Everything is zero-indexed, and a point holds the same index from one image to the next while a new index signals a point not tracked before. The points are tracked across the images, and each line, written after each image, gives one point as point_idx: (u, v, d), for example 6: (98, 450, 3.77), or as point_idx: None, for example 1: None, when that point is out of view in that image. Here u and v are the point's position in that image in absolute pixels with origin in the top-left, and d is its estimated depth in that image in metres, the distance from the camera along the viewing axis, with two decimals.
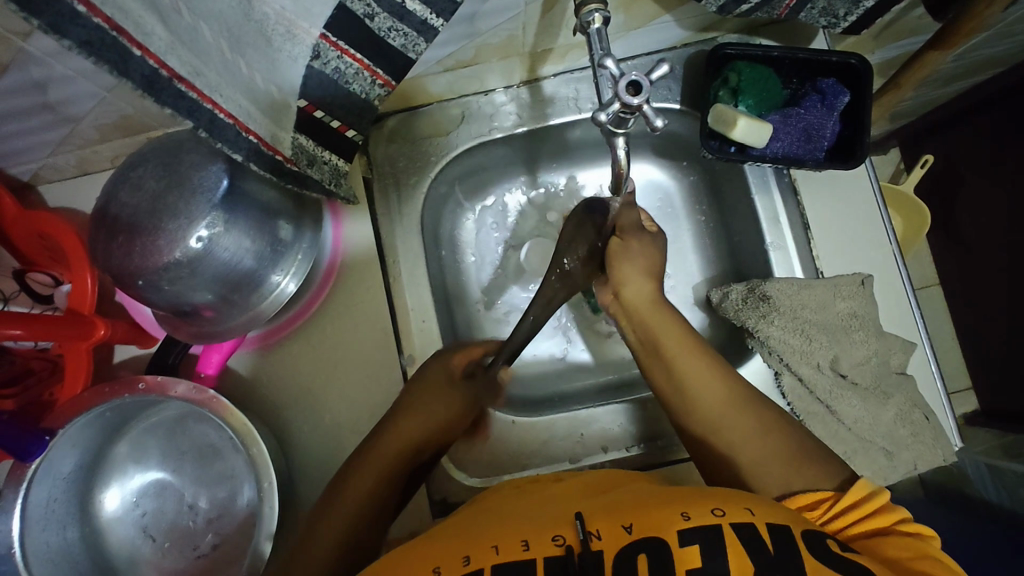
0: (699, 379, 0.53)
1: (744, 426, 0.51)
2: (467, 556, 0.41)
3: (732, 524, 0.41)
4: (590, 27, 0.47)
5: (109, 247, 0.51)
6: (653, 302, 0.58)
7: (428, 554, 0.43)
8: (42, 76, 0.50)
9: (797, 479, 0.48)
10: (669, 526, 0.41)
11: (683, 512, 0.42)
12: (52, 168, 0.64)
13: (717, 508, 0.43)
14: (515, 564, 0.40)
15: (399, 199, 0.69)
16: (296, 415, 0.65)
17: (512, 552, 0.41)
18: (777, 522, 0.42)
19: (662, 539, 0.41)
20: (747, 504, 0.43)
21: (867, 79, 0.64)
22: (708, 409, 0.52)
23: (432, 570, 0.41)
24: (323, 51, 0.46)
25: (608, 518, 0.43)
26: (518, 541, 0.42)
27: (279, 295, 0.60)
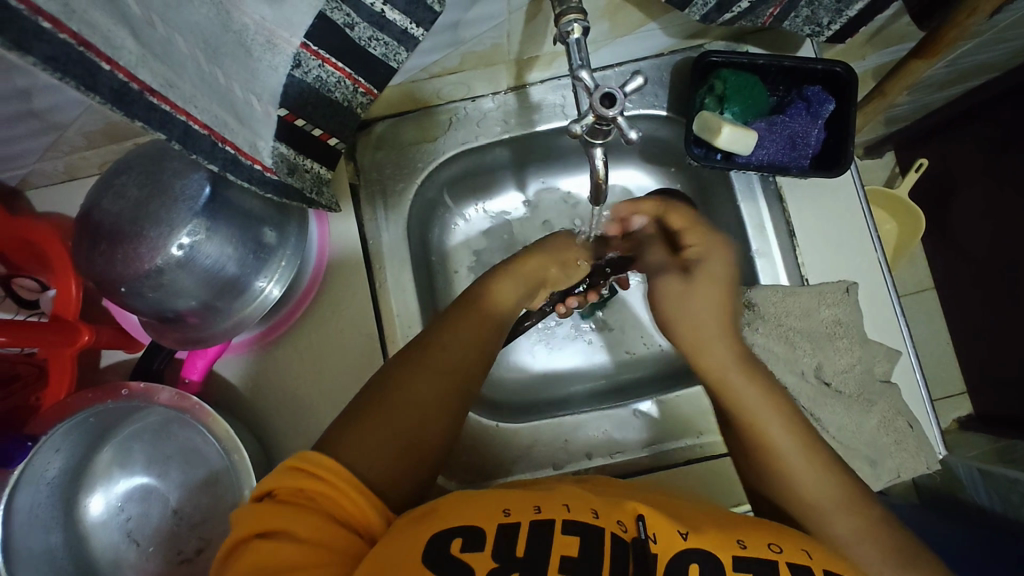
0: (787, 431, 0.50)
1: (807, 480, 0.49)
2: (536, 505, 0.43)
3: (789, 562, 0.42)
4: (569, 37, 0.47)
5: (91, 254, 0.52)
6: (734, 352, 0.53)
7: (501, 497, 0.44)
8: (26, 85, 0.50)
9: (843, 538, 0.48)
10: (727, 549, 0.42)
11: (740, 540, 0.43)
12: (40, 174, 0.64)
13: (774, 543, 0.43)
14: (583, 525, 0.41)
15: (386, 205, 0.70)
16: (281, 420, 0.65)
17: (581, 515, 0.42)
18: (834, 569, 0.43)
19: (719, 559, 0.41)
20: (803, 545, 0.44)
21: (852, 87, 0.64)
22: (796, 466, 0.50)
23: (502, 510, 0.42)
24: (304, 60, 0.46)
25: (664, 520, 0.43)
26: (588, 509, 0.43)
27: (264, 301, 0.60)
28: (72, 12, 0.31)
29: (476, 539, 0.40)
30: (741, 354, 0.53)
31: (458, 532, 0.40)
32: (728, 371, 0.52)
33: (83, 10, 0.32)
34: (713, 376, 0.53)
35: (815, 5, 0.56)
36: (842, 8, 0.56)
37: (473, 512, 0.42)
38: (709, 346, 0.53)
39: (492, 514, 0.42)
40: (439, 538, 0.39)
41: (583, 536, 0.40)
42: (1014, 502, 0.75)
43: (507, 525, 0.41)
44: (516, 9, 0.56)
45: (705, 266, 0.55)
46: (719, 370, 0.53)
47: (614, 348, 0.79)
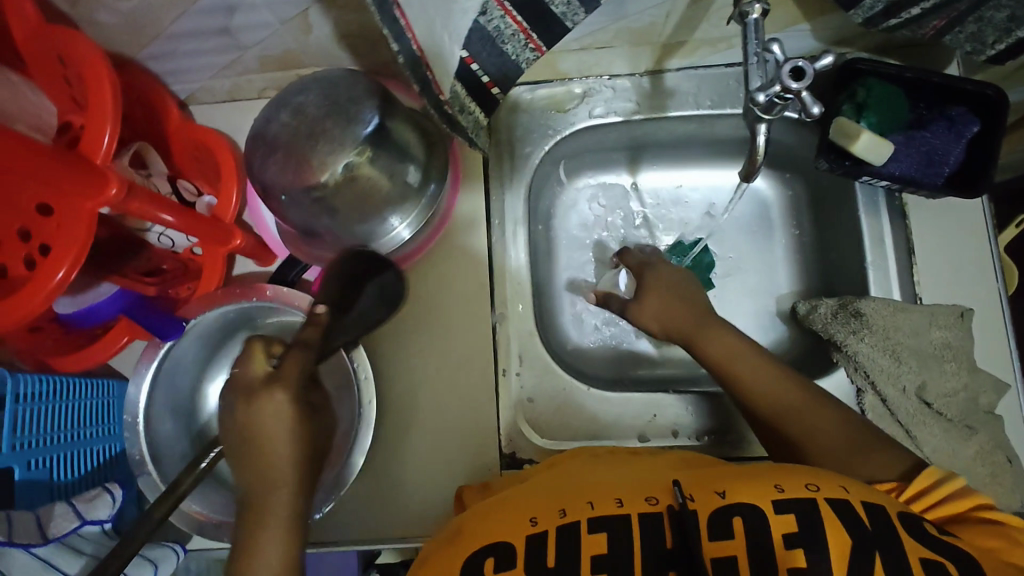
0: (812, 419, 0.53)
1: (816, 421, 0.53)
2: (563, 509, 0.47)
3: (827, 498, 0.42)
4: (749, 16, 0.49)
5: (265, 162, 0.56)
6: (738, 349, 0.58)
7: (524, 507, 0.48)
8: (234, 1, 0.55)
9: (862, 468, 0.50)
10: (763, 494, 0.43)
11: (777, 484, 0.44)
12: (209, 90, 0.70)
13: (812, 483, 0.44)
14: (607, 520, 0.45)
15: (512, 165, 0.73)
16: (391, 350, 0.69)
17: (606, 508, 0.46)
18: (873, 501, 0.43)
19: (757, 506, 0.42)
20: (841, 482, 0.44)
21: (1000, 111, 0.62)
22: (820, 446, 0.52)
23: (529, 520, 0.46)
24: (490, 8, 0.49)
25: (702, 487, 0.46)
26: (612, 498, 0.47)
27: (393, 239, 0.66)
28: None
29: (504, 557, 0.44)
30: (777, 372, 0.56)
31: (490, 552, 0.45)
32: (747, 382, 0.56)
33: None
34: (730, 378, 0.57)
35: (985, 22, 0.56)
36: (1012, 29, 0.56)
37: (496, 528, 0.47)
38: (699, 329, 0.61)
39: (520, 527, 0.46)
40: (472, 558, 0.45)
41: (608, 530, 0.44)
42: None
43: (532, 535, 0.45)
44: None
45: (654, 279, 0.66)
46: (723, 358, 0.58)
47: None
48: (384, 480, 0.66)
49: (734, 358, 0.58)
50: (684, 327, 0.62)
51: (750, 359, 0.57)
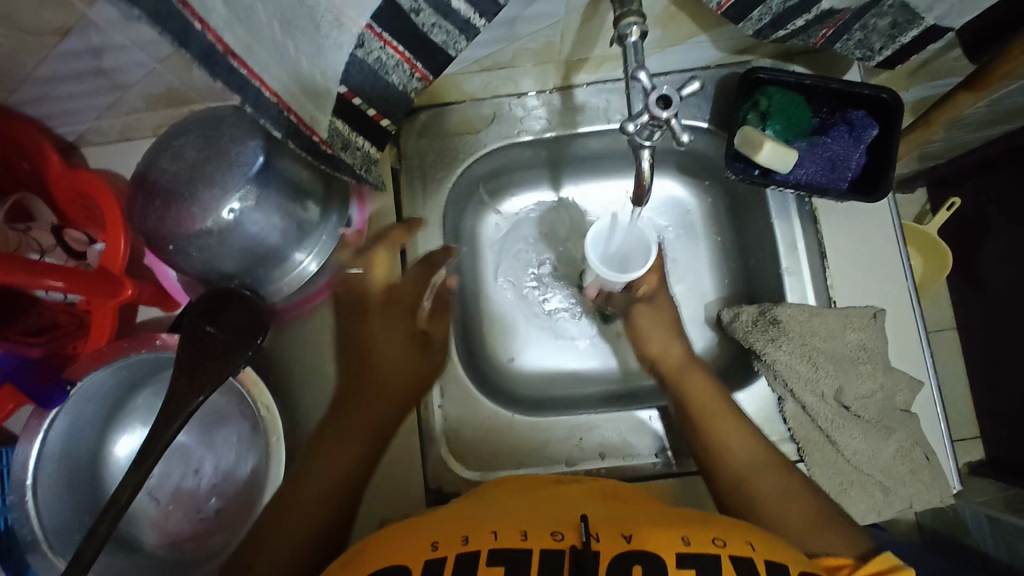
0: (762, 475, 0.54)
1: (769, 481, 0.54)
2: (466, 536, 0.44)
3: (731, 556, 0.42)
4: (627, 39, 0.48)
5: (145, 210, 0.54)
6: (684, 362, 0.65)
7: (431, 530, 0.46)
8: (100, 43, 0.52)
9: (810, 541, 0.49)
10: (668, 547, 0.42)
11: (683, 536, 0.44)
12: (97, 131, 0.67)
13: (719, 538, 0.44)
14: (509, 553, 0.42)
15: (424, 190, 0.71)
16: (308, 390, 0.65)
17: (511, 540, 0.43)
18: (776, 561, 0.43)
19: (661, 557, 0.42)
20: (747, 539, 0.44)
21: (898, 114, 0.64)
22: (770, 502, 0.53)
23: (430, 544, 0.44)
24: (368, 40, 0.47)
25: (608, 525, 0.44)
26: (517, 531, 0.44)
27: (301, 273, 0.64)
28: None
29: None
30: (737, 418, 0.59)
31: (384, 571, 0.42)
32: (718, 430, 0.58)
33: None
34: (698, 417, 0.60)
35: (869, 29, 0.57)
36: (896, 34, 0.57)
37: (397, 551, 0.44)
38: (681, 372, 0.64)
39: (419, 551, 0.43)
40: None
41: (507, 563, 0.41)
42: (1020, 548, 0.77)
43: (432, 560, 0.42)
44: (575, 10, 0.57)
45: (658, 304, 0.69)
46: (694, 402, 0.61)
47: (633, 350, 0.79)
48: None
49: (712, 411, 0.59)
50: (675, 367, 0.64)
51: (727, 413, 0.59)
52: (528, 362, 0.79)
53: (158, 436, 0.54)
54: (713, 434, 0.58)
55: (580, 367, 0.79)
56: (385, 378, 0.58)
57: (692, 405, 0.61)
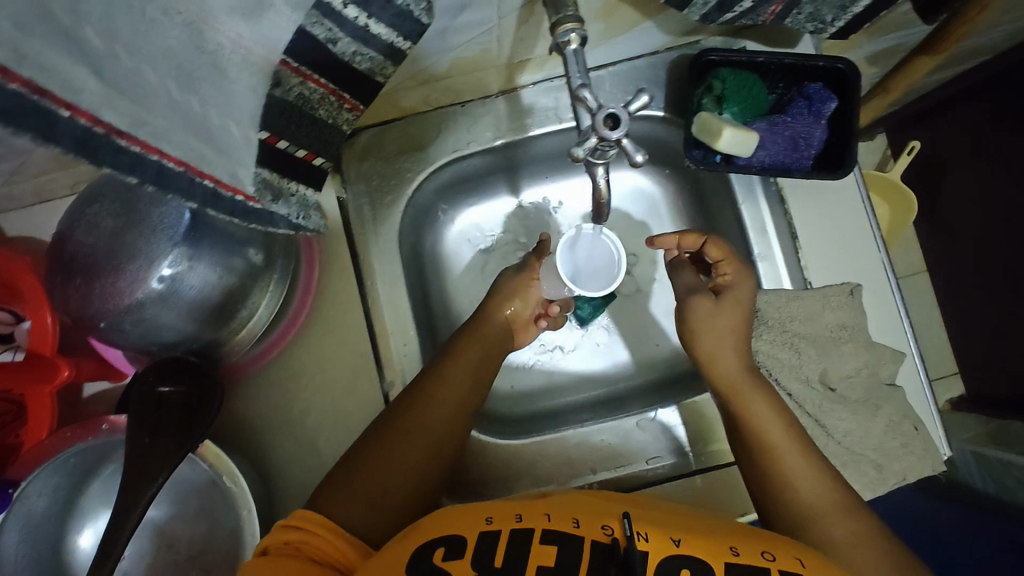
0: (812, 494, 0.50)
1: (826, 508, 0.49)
2: (519, 515, 0.44)
3: (782, 570, 0.41)
4: (567, 47, 0.45)
5: (66, 288, 0.49)
6: (745, 371, 0.57)
7: (481, 507, 0.45)
8: None
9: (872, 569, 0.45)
10: (717, 555, 0.41)
11: (733, 547, 0.42)
12: (7, 198, 0.61)
13: (769, 552, 0.42)
14: (563, 535, 0.42)
15: (374, 219, 0.66)
16: (280, 444, 0.62)
17: (564, 524, 0.43)
18: None
19: (708, 564, 0.41)
20: (800, 555, 0.42)
21: (854, 85, 0.62)
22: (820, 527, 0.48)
23: (485, 518, 0.44)
24: (285, 78, 0.43)
25: (656, 527, 0.43)
26: (569, 518, 0.43)
27: (254, 323, 0.60)
28: (23, 56, 0.27)
29: (457, 547, 0.41)
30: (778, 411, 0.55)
31: (440, 543, 0.42)
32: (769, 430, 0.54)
33: (37, 51, 0.28)
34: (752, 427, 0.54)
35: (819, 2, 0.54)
36: (847, 5, 0.54)
37: (457, 519, 0.44)
38: (745, 390, 0.56)
39: (474, 523, 0.43)
40: (424, 547, 0.42)
41: (561, 545, 0.41)
42: (1007, 484, 0.78)
43: (488, 533, 0.42)
44: (508, 14, 0.53)
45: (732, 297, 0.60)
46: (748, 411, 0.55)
47: (615, 354, 0.77)
48: None
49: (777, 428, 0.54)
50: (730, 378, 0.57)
51: (787, 432, 0.54)
52: (537, 389, 0.76)
53: (118, 529, 0.50)
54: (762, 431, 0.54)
55: (582, 382, 0.77)
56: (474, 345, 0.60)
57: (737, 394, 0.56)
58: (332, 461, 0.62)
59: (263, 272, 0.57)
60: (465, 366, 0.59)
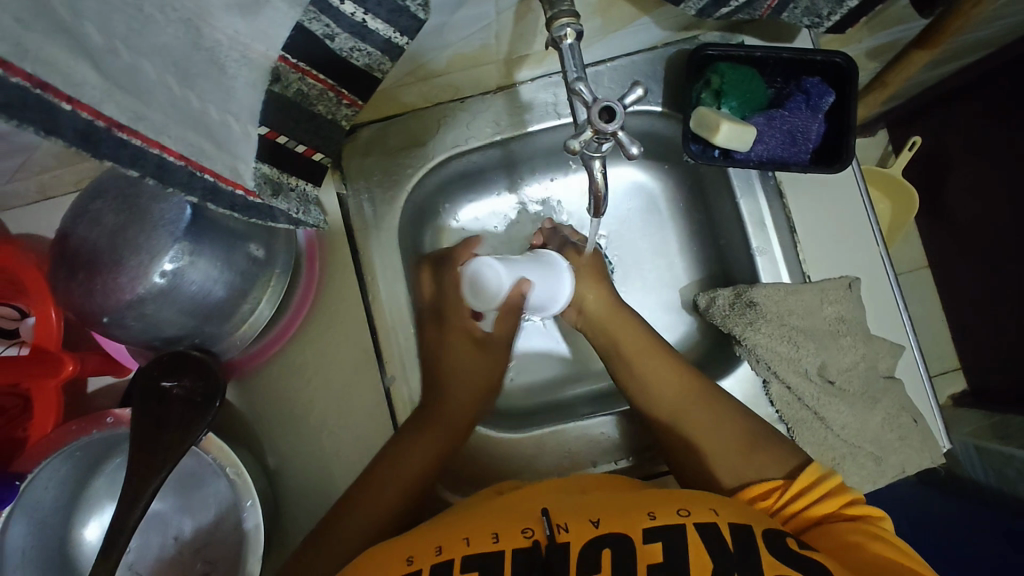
0: (698, 430, 0.57)
1: (706, 435, 0.57)
2: (439, 546, 0.45)
3: (695, 524, 0.44)
4: (562, 42, 0.45)
5: (69, 284, 0.49)
6: (613, 307, 0.65)
7: (403, 545, 0.46)
8: None
9: (753, 466, 0.54)
10: (634, 524, 0.44)
11: (649, 512, 0.45)
12: (14, 194, 0.62)
13: (683, 508, 0.45)
14: (481, 557, 0.43)
15: (375, 214, 0.67)
16: (282, 438, 0.63)
17: (482, 544, 0.44)
18: (737, 522, 0.45)
19: (627, 535, 0.43)
20: (712, 505, 0.46)
21: (853, 79, 0.62)
22: (706, 453, 0.56)
23: (406, 560, 0.44)
24: (284, 74, 0.43)
25: (573, 515, 0.46)
26: (488, 533, 0.45)
27: (256, 320, 0.60)
28: (24, 50, 0.28)
29: None
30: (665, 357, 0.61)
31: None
32: (650, 378, 0.61)
33: (38, 48, 0.28)
34: (637, 384, 0.61)
35: None
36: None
37: (380, 563, 0.44)
38: (635, 353, 0.62)
39: (395, 568, 0.43)
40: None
41: (482, 565, 0.42)
42: (1010, 477, 0.78)
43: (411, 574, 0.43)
44: (505, 9, 0.54)
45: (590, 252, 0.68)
46: (636, 363, 0.62)
47: None
48: None
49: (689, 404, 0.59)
50: (605, 320, 0.64)
51: (692, 399, 0.59)
52: (537, 379, 0.76)
53: (123, 520, 0.51)
54: (648, 383, 0.61)
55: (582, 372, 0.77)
56: (458, 394, 0.63)
57: (611, 339, 0.64)
58: (333, 454, 0.63)
59: (263, 267, 0.58)
60: (449, 407, 0.62)
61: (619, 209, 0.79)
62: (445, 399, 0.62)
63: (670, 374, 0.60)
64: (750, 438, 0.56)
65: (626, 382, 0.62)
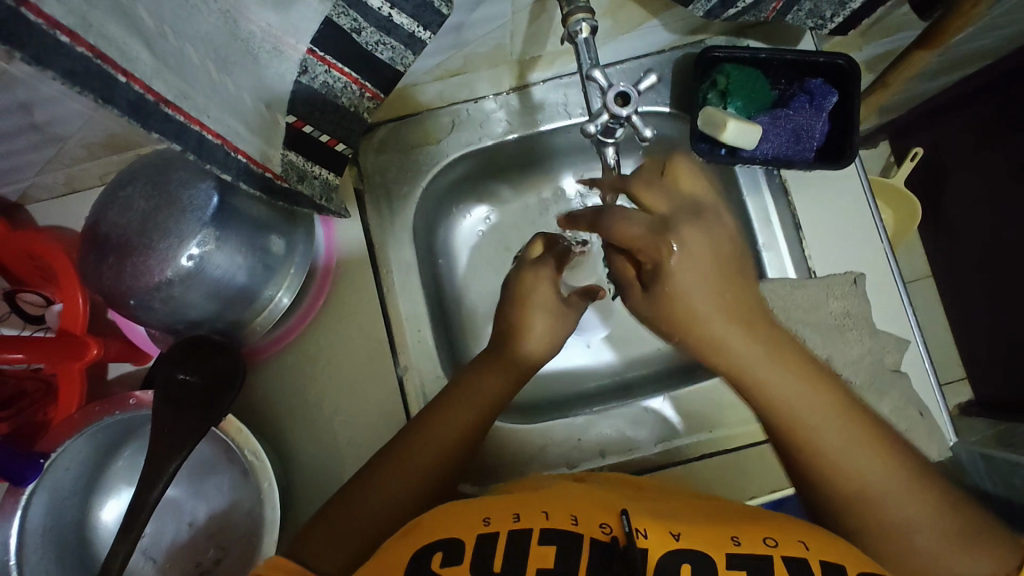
0: (886, 489, 0.45)
1: (901, 512, 0.45)
2: (517, 514, 0.43)
3: (784, 556, 0.41)
4: (578, 36, 0.47)
5: (99, 267, 0.51)
6: (722, 297, 0.46)
7: (473, 508, 0.45)
8: (27, 98, 0.49)
9: (958, 570, 0.43)
10: (718, 547, 0.42)
11: (734, 537, 0.43)
12: (41, 186, 0.64)
13: (770, 538, 0.42)
14: (558, 531, 0.42)
15: (391, 209, 0.68)
16: (297, 425, 0.64)
17: (560, 521, 0.43)
18: (833, 562, 0.41)
19: (710, 557, 0.41)
20: (800, 537, 0.43)
21: (855, 81, 0.65)
22: (901, 528, 0.45)
23: (481, 519, 0.43)
24: (312, 65, 0.45)
25: (654, 522, 0.43)
26: (567, 515, 0.44)
27: (273, 310, 0.61)
28: (88, 24, 0.30)
29: (455, 552, 0.41)
30: (815, 387, 0.46)
31: (438, 548, 0.41)
32: (835, 442, 0.45)
33: (99, 23, 0.31)
34: (808, 438, 0.46)
35: None
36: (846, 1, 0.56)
37: (453, 523, 0.43)
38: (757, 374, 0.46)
39: (470, 526, 0.43)
40: (421, 552, 0.41)
41: (558, 542, 0.41)
42: None
43: (484, 535, 0.42)
44: (521, 9, 0.56)
45: (689, 234, 0.45)
46: (783, 405, 0.46)
47: (623, 345, 0.79)
48: None
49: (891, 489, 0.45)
50: (744, 341, 0.46)
51: (890, 468, 0.45)
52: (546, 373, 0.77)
53: (144, 499, 0.52)
54: (808, 431, 0.45)
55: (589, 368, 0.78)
56: (488, 385, 0.57)
57: (766, 390, 0.46)
58: (347, 443, 0.63)
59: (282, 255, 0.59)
60: (477, 403, 0.56)
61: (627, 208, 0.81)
62: (460, 380, 0.58)
63: (842, 427, 0.45)
64: (961, 526, 0.45)
65: (798, 440, 0.46)
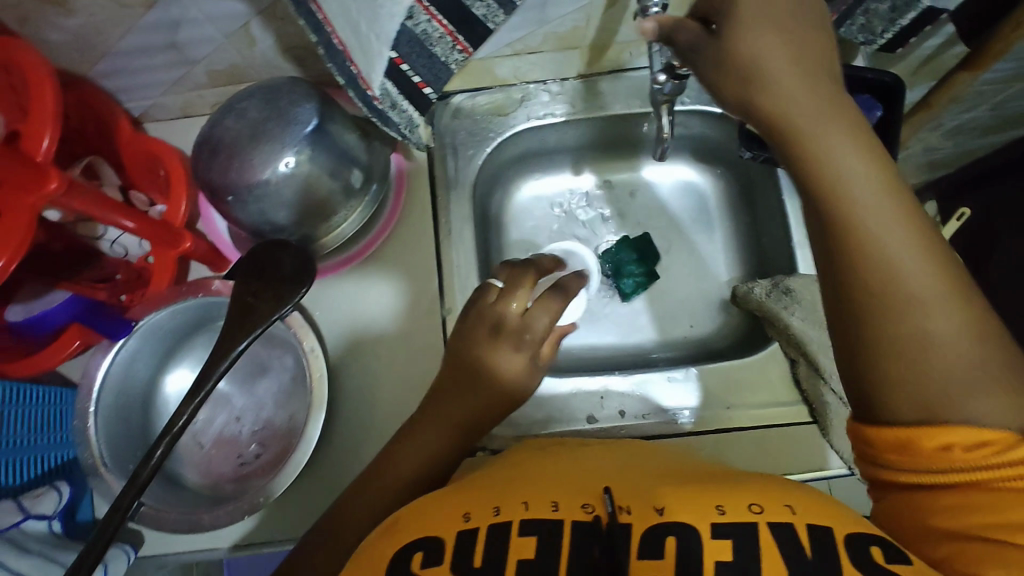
0: (932, 312, 0.38)
1: (938, 326, 0.38)
2: (496, 508, 0.42)
3: (769, 522, 0.39)
4: (649, 11, 0.54)
5: (210, 164, 0.59)
6: (797, 63, 0.40)
7: (459, 500, 0.44)
8: (178, 16, 0.58)
9: (969, 405, 0.38)
10: (704, 517, 0.40)
11: (719, 506, 0.41)
12: (161, 107, 0.73)
13: (756, 504, 0.41)
14: (539, 523, 0.41)
15: (457, 166, 0.75)
16: (346, 344, 0.70)
17: (541, 510, 0.41)
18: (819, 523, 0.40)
19: (694, 526, 0.39)
20: (789, 502, 0.41)
21: (900, 98, 0.69)
22: (933, 356, 0.38)
23: (462, 516, 0.42)
24: (416, 13, 0.51)
25: (636, 499, 0.42)
26: (548, 501, 0.42)
27: (338, 234, 0.70)
28: None
29: (434, 552, 0.40)
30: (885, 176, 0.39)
31: (418, 547, 0.40)
32: (888, 230, 0.39)
33: None
34: (855, 221, 0.39)
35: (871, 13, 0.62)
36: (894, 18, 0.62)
37: (431, 521, 0.42)
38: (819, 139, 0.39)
39: (449, 523, 0.42)
40: (401, 551, 0.40)
41: (540, 534, 0.40)
42: None
43: (463, 532, 0.41)
44: None
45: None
46: (843, 180, 0.39)
47: (653, 326, 0.82)
48: (336, 474, 0.66)
49: (933, 294, 0.39)
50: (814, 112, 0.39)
51: (946, 294, 0.39)
52: (578, 344, 0.81)
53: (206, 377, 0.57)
54: (858, 213, 0.39)
55: (619, 344, 0.82)
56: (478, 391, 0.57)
57: (822, 157, 0.39)
58: (388, 367, 0.69)
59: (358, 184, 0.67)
60: (462, 403, 0.56)
61: (673, 203, 0.86)
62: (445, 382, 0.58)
63: (903, 220, 0.39)
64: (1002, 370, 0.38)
65: (839, 218, 0.39)
